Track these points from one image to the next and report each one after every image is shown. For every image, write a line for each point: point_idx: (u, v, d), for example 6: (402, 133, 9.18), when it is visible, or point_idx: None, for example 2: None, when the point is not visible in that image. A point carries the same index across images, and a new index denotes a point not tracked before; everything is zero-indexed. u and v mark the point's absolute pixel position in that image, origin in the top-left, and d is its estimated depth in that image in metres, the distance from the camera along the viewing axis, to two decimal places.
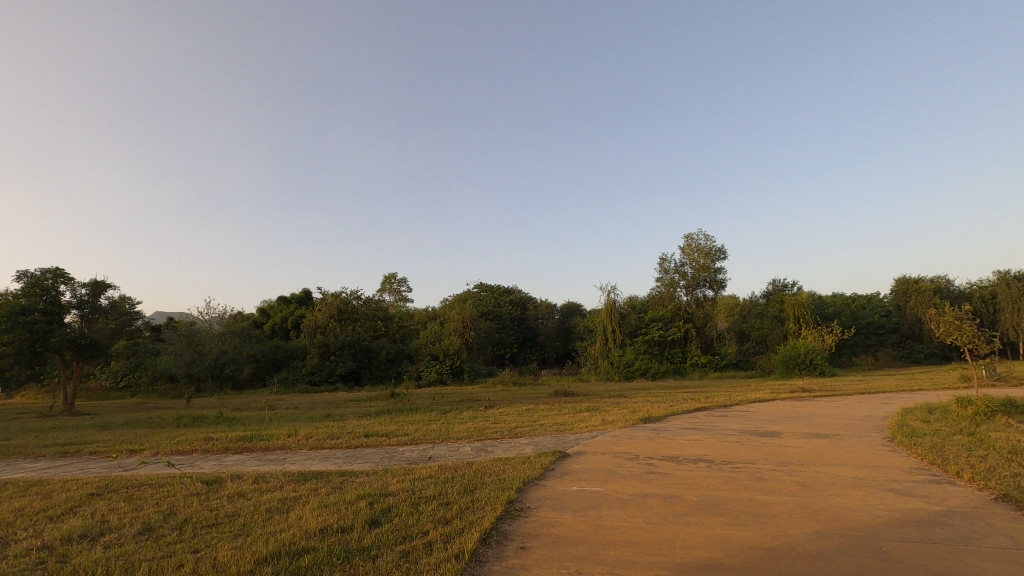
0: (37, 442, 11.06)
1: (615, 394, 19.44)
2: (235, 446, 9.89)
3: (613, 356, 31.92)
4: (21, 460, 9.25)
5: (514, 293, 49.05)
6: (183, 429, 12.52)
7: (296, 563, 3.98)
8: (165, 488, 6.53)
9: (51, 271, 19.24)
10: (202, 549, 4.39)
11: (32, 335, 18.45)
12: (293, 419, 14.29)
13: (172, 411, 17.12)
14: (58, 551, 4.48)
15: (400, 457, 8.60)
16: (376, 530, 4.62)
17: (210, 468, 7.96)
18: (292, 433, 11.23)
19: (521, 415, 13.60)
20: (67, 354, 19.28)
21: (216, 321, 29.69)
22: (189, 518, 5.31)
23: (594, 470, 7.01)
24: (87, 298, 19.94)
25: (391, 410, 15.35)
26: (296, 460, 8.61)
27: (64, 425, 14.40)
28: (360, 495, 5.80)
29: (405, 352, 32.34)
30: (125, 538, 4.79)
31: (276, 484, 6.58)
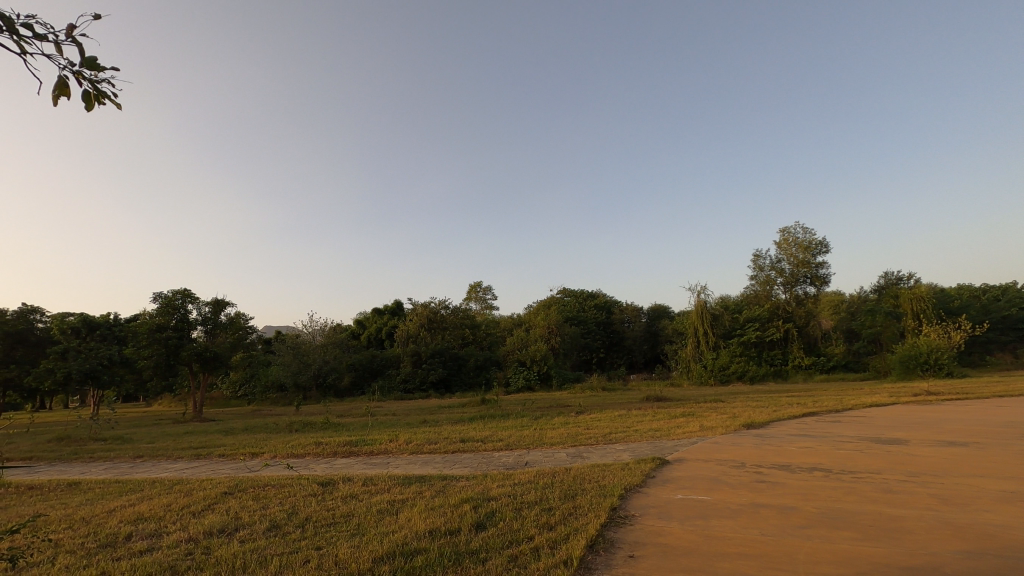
0: (175, 445, 12.39)
1: (711, 399, 18.70)
2: (342, 451, 10.48)
3: (707, 359, 30.44)
4: (164, 461, 10.42)
5: (599, 297, 48.38)
6: (296, 434, 13.50)
7: (410, 563, 4.14)
8: (286, 488, 7.08)
9: (180, 291, 21.41)
10: (324, 547, 4.69)
11: (165, 349, 20.69)
12: (391, 424, 14.97)
13: (285, 418, 18.50)
14: (201, 544, 4.96)
15: (497, 462, 8.73)
16: (482, 534, 4.71)
17: (322, 470, 8.51)
18: (393, 438, 11.74)
19: (614, 421, 13.40)
20: (195, 366, 21.43)
21: (318, 333, 31.77)
22: (309, 516, 5.71)
23: (697, 477, 6.74)
24: (210, 315, 22.00)
25: (485, 416, 15.67)
26: (400, 464, 8.99)
27: (196, 429, 16.03)
28: (464, 499, 5.95)
29: (493, 359, 32.92)
30: (256, 533, 5.23)
31: (384, 487, 6.91)
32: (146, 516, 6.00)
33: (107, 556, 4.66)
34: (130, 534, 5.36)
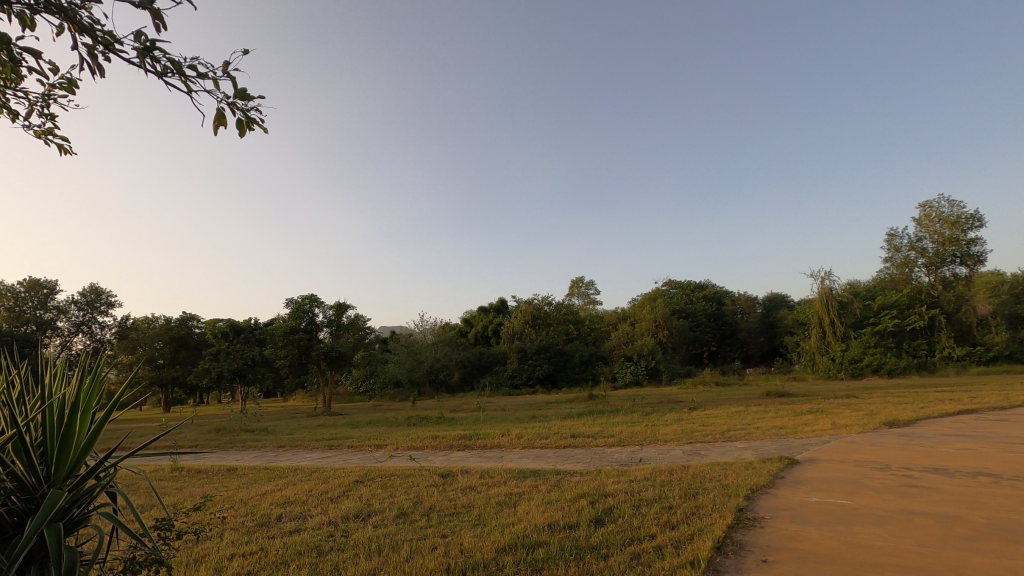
0: (311, 436, 13.63)
1: (843, 394, 17.10)
2: (458, 444, 10.91)
3: (834, 351, 27.83)
4: (302, 451, 11.50)
5: (708, 288, 46.07)
6: (414, 428, 14.28)
7: (532, 555, 4.21)
8: (410, 478, 7.52)
9: (308, 296, 23.44)
10: (449, 535, 4.91)
11: (298, 349, 22.88)
12: (502, 419, 15.35)
13: (403, 412, 19.65)
14: (340, 527, 5.40)
15: (610, 458, 8.60)
16: (602, 529, 4.68)
17: (441, 462, 8.93)
18: (505, 432, 12.00)
19: (732, 418, 12.71)
20: (323, 364, 23.47)
21: (429, 332, 33.36)
22: (433, 506, 6.02)
23: (832, 479, 6.19)
24: (334, 317, 23.90)
25: (594, 411, 15.56)
26: (513, 458, 9.19)
27: (327, 423, 17.49)
28: (580, 494, 5.93)
29: (599, 354, 32.56)
30: (387, 519, 5.60)
31: (500, 480, 7.11)
32: (292, 500, 6.66)
33: (264, 534, 5.23)
34: (281, 516, 5.97)
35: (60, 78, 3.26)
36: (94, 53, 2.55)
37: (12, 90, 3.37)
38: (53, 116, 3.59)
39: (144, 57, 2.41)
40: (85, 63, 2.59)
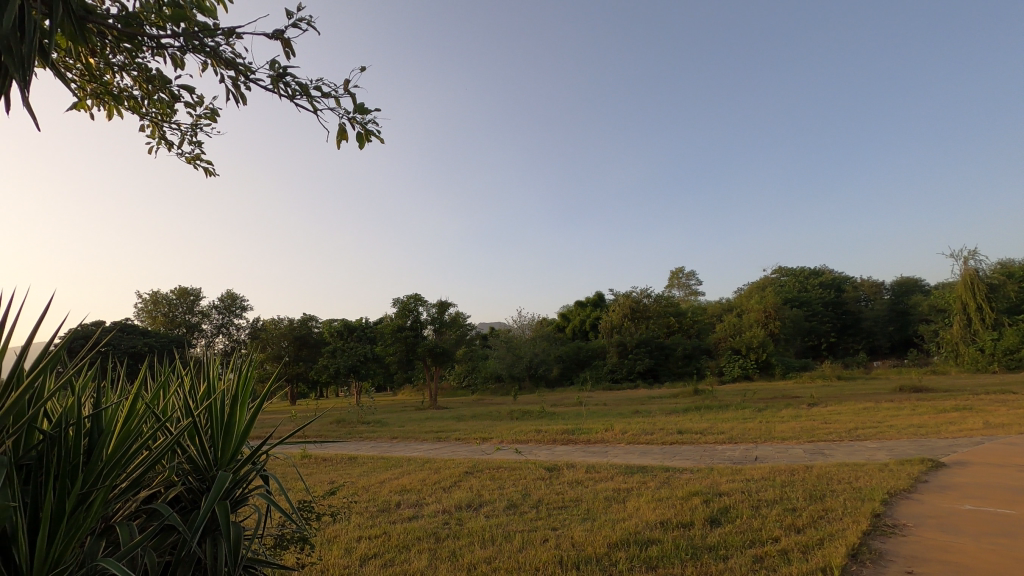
0: (421, 428, 14.36)
1: (995, 389, 15.02)
2: (562, 438, 10.95)
3: (984, 341, 24.46)
4: (414, 442, 12.15)
5: (824, 274, 42.46)
6: (517, 422, 14.55)
7: (646, 552, 4.13)
8: (517, 471, 7.68)
9: (412, 296, 24.72)
10: (559, 528, 4.96)
11: (405, 345, 24.19)
12: (603, 414, 15.21)
13: (506, 407, 20.07)
14: (454, 515, 5.63)
15: (722, 456, 8.23)
16: (719, 530, 4.49)
17: (545, 456, 9.01)
18: (608, 427, 11.87)
19: (859, 415, 11.65)
20: (428, 360, 24.62)
21: (527, 327, 33.83)
22: (542, 498, 6.10)
23: (989, 486, 5.45)
24: (437, 315, 25.00)
25: (701, 407, 14.97)
26: (618, 454, 9.06)
27: (434, 416, 18.33)
28: (693, 492, 5.73)
29: (703, 347, 31.15)
30: (498, 510, 5.77)
31: (607, 475, 7.06)
32: (409, 488, 7.07)
33: (386, 519, 5.60)
34: (399, 502, 6.37)
35: (205, 108, 3.66)
36: (237, 85, 2.85)
37: (167, 123, 3.84)
38: (200, 142, 4.06)
39: (281, 84, 2.67)
40: (229, 93, 2.90)
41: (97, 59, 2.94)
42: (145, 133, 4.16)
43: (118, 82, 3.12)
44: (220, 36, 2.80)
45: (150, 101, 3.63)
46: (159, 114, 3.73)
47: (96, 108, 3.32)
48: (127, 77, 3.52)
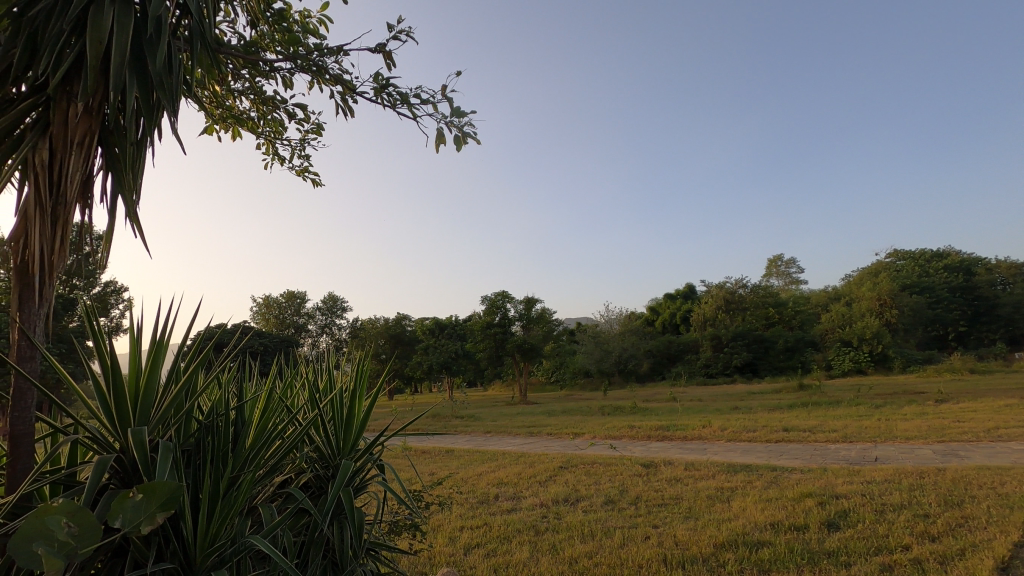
0: (513, 423, 14.61)
1: None
2: (656, 434, 10.67)
3: None
4: (508, 436, 12.39)
5: (949, 256, 38.12)
6: (609, 418, 14.42)
7: (757, 554, 3.94)
8: (613, 467, 7.60)
9: (500, 293, 25.25)
10: (660, 525, 4.85)
11: (494, 341, 24.75)
12: (700, 410, 14.65)
13: (596, 402, 19.91)
14: (552, 509, 5.68)
15: (836, 456, 7.64)
16: (838, 534, 4.18)
17: (641, 453, 8.83)
18: (706, 424, 11.40)
19: (1001, 413, 10.35)
20: (517, 355, 24.97)
21: (615, 322, 33.34)
22: (640, 495, 6.00)
23: None
24: (524, 311, 25.35)
25: (808, 403, 13.99)
26: (718, 451, 8.68)
27: (525, 410, 18.58)
28: (806, 493, 5.37)
29: (807, 340, 29.08)
30: (596, 505, 5.75)
31: (708, 473, 6.79)
32: (506, 481, 7.22)
33: (486, 510, 5.76)
34: (498, 494, 6.53)
35: (312, 123, 3.93)
36: (343, 100, 3.06)
37: (279, 140, 4.17)
38: (308, 156, 4.38)
39: (383, 95, 2.82)
40: (338, 108, 3.10)
41: (222, 88, 3.25)
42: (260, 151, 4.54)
43: (240, 106, 3.43)
44: (327, 56, 3.01)
45: (265, 121, 3.97)
46: (272, 132, 4.06)
47: (222, 132, 3.68)
48: (245, 101, 3.86)
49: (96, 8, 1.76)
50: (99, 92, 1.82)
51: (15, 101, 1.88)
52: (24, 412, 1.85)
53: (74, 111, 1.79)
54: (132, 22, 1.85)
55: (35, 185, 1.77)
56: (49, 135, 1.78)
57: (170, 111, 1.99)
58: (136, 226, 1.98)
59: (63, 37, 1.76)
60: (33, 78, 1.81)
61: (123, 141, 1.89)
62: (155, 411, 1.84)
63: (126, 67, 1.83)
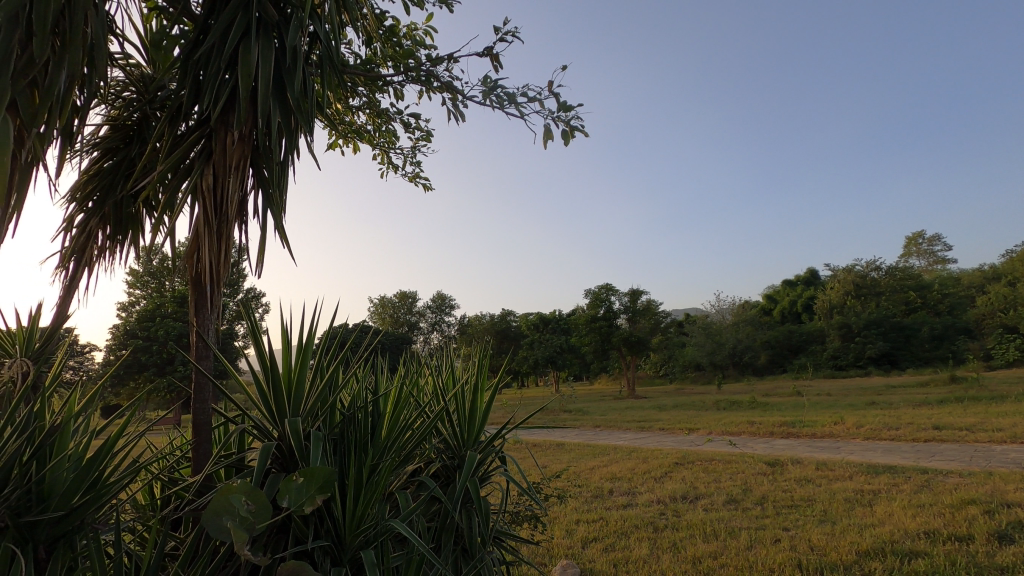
0: (623, 417, 14.38)
1: None
2: (781, 431, 9.95)
3: None
4: (619, 431, 12.22)
5: None
6: (725, 413, 13.74)
7: (909, 565, 3.56)
8: (734, 465, 7.21)
9: (603, 286, 24.97)
10: (792, 528, 4.54)
11: (600, 335, 24.55)
12: (830, 405, 13.47)
13: (709, 396, 19.05)
14: (670, 506, 5.52)
15: (1004, 459, 6.65)
16: (1012, 549, 3.65)
17: (765, 450, 8.29)
18: (838, 420, 10.44)
19: None
20: (624, 349, 24.57)
21: (728, 312, 31.63)
22: (767, 495, 5.63)
23: None
24: (630, 304, 24.92)
25: (963, 398, 12.34)
26: (853, 451, 7.92)
27: (635, 405, 18.20)
28: (969, 500, 4.73)
29: (959, 326, 25.61)
30: (718, 504, 5.49)
31: (845, 474, 6.22)
32: (620, 476, 7.13)
33: (601, 505, 5.72)
34: (612, 489, 6.46)
35: (423, 130, 4.13)
36: (454, 107, 3.18)
37: (393, 149, 4.43)
38: (419, 162, 4.61)
39: (492, 98, 2.92)
40: (450, 115, 3.23)
41: (344, 107, 3.52)
42: (376, 161, 4.85)
43: (360, 121, 3.69)
44: (436, 64, 3.14)
45: (380, 133, 4.23)
46: (387, 143, 4.32)
47: (345, 147, 3.97)
48: (362, 115, 4.13)
49: (245, 47, 1.99)
50: (250, 119, 2.04)
51: (187, 135, 2.17)
52: (202, 403, 2.15)
53: (231, 139, 2.03)
54: (275, 56, 2.06)
55: (202, 206, 2.02)
56: (213, 162, 2.03)
57: (306, 133, 2.19)
58: (284, 239, 2.21)
59: (220, 72, 2.00)
60: (199, 113, 2.07)
61: (270, 163, 2.11)
62: (306, 402, 2.04)
63: (270, 95, 2.04)
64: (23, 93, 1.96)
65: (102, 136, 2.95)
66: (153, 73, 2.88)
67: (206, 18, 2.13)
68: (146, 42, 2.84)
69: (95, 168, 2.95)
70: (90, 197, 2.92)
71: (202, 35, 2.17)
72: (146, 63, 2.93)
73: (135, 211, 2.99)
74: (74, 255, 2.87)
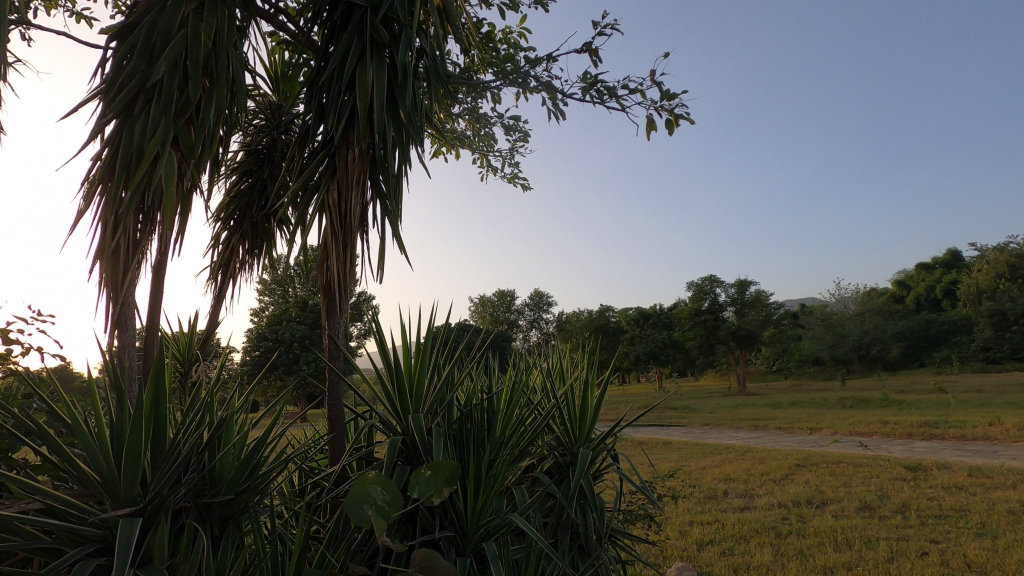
0: (735, 415, 13.66)
1: None
2: (921, 432, 8.92)
3: None
4: (730, 429, 11.64)
5: None
6: (853, 411, 12.58)
7: None
8: (866, 468, 6.59)
9: (707, 278, 23.92)
10: (942, 541, 4.06)
11: (706, 329, 23.60)
12: (983, 403, 11.87)
13: (831, 393, 17.56)
14: (794, 511, 5.15)
15: None
16: None
17: (903, 453, 7.48)
18: (994, 421, 9.17)
19: None
20: (732, 343, 23.49)
21: (851, 302, 28.95)
22: (908, 503, 5.08)
23: None
24: (737, 296, 23.74)
25: None
26: (1016, 456, 6.92)
27: (746, 402, 17.20)
28: None
29: None
30: (849, 510, 5.04)
31: (1006, 483, 5.46)
32: (734, 476, 6.78)
33: (716, 507, 5.48)
34: (727, 491, 6.14)
35: (520, 132, 4.18)
36: (554, 105, 3.21)
37: (491, 152, 4.53)
38: (517, 163, 4.67)
39: (593, 92, 2.92)
40: (549, 115, 3.24)
41: (446, 115, 3.65)
42: (476, 165, 4.99)
43: (461, 127, 3.81)
44: (534, 65, 3.17)
45: (479, 137, 4.35)
46: (486, 147, 4.42)
47: (447, 153, 4.13)
48: (462, 122, 4.26)
49: (362, 69, 2.15)
50: (368, 134, 2.20)
51: (313, 155, 2.37)
52: (336, 400, 2.34)
53: (353, 155, 2.19)
54: (387, 75, 2.21)
55: (329, 218, 2.20)
56: (337, 178, 2.21)
57: (415, 143, 2.32)
58: (400, 246, 2.34)
59: (340, 94, 2.17)
60: (324, 134, 2.25)
61: (386, 174, 2.26)
62: (426, 400, 2.15)
63: (385, 112, 2.18)
64: (183, 130, 2.25)
65: (240, 160, 3.30)
66: (279, 100, 3.18)
67: (325, 45, 2.32)
68: (273, 73, 3.14)
69: (234, 189, 3.30)
70: (232, 216, 3.29)
71: (323, 61, 2.36)
72: (271, 92, 3.23)
73: (268, 227, 3.33)
74: (220, 269, 3.25)
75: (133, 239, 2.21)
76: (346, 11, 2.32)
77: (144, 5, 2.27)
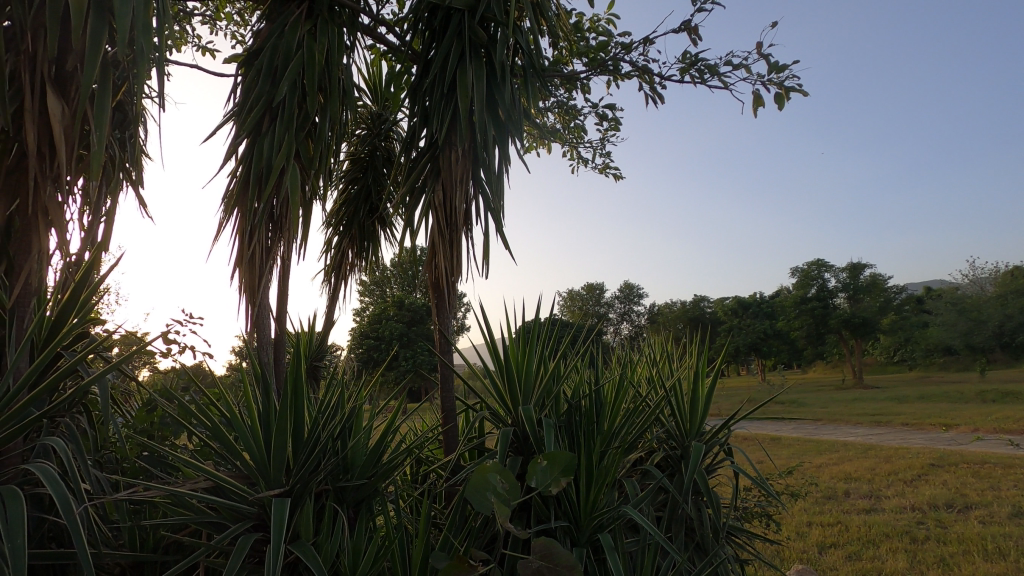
0: (852, 410, 12.57)
1: None
2: None
3: None
4: (848, 425, 10.72)
5: None
6: (997, 406, 11.14)
7: None
8: (1018, 471, 5.82)
9: (814, 262, 22.32)
10: None
11: (814, 318, 22.03)
12: None
13: (968, 385, 15.69)
14: (930, 515, 4.67)
15: None
16: None
17: None
18: None
19: None
20: (845, 332, 21.73)
21: (989, 283, 25.61)
22: None
23: None
24: (849, 280, 21.99)
25: None
26: None
27: (864, 396, 15.81)
28: None
29: None
30: (1000, 517, 4.48)
31: None
32: (855, 476, 6.25)
33: (837, 508, 5.07)
34: (848, 491, 5.68)
35: (611, 120, 4.12)
36: (652, 89, 3.12)
37: (581, 144, 4.50)
38: (609, 152, 4.60)
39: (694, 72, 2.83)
40: (646, 99, 3.16)
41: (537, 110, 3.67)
42: (566, 158, 4.97)
43: (552, 120, 3.81)
44: (629, 50, 3.11)
45: (569, 129, 4.33)
46: (576, 138, 4.39)
47: (538, 148, 4.15)
48: (552, 116, 4.26)
49: (462, 72, 2.24)
50: (470, 135, 2.27)
51: (417, 159, 2.48)
52: (448, 392, 2.45)
53: (455, 155, 2.28)
54: (486, 76, 2.29)
55: (436, 217, 2.30)
56: (441, 178, 2.30)
57: (514, 140, 2.37)
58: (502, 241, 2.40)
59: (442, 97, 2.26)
60: (427, 136, 2.36)
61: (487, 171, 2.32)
62: (534, 391, 2.18)
63: (485, 112, 2.25)
64: (302, 143, 2.44)
65: (347, 168, 3.51)
66: (379, 109, 3.36)
67: (426, 52, 2.43)
68: (372, 84, 3.32)
69: (343, 196, 3.53)
70: (342, 222, 3.53)
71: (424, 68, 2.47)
72: (372, 102, 3.42)
73: (374, 229, 3.53)
74: (334, 271, 3.50)
75: (265, 246, 2.44)
76: (445, 17, 2.42)
77: (265, 32, 2.49)
